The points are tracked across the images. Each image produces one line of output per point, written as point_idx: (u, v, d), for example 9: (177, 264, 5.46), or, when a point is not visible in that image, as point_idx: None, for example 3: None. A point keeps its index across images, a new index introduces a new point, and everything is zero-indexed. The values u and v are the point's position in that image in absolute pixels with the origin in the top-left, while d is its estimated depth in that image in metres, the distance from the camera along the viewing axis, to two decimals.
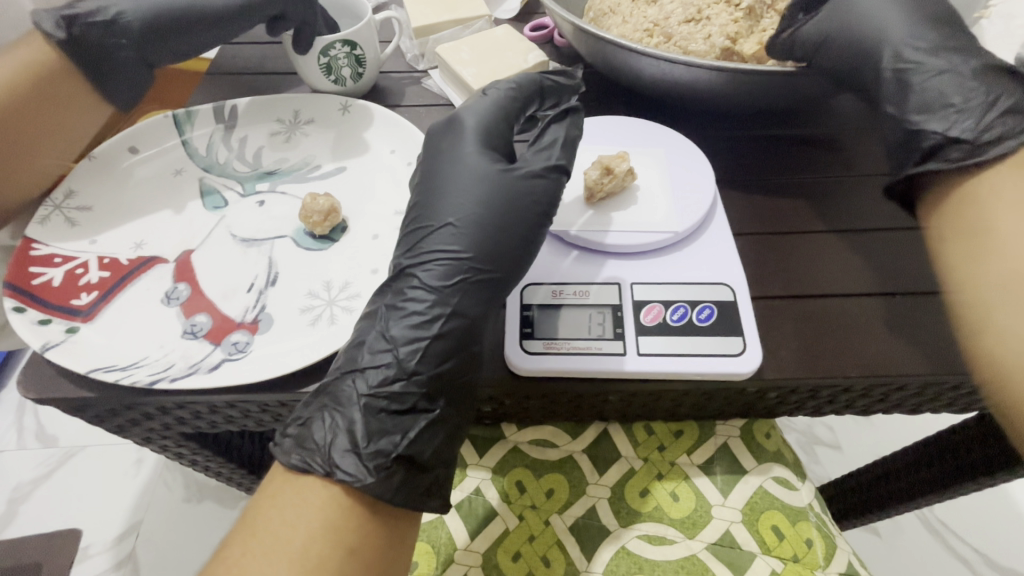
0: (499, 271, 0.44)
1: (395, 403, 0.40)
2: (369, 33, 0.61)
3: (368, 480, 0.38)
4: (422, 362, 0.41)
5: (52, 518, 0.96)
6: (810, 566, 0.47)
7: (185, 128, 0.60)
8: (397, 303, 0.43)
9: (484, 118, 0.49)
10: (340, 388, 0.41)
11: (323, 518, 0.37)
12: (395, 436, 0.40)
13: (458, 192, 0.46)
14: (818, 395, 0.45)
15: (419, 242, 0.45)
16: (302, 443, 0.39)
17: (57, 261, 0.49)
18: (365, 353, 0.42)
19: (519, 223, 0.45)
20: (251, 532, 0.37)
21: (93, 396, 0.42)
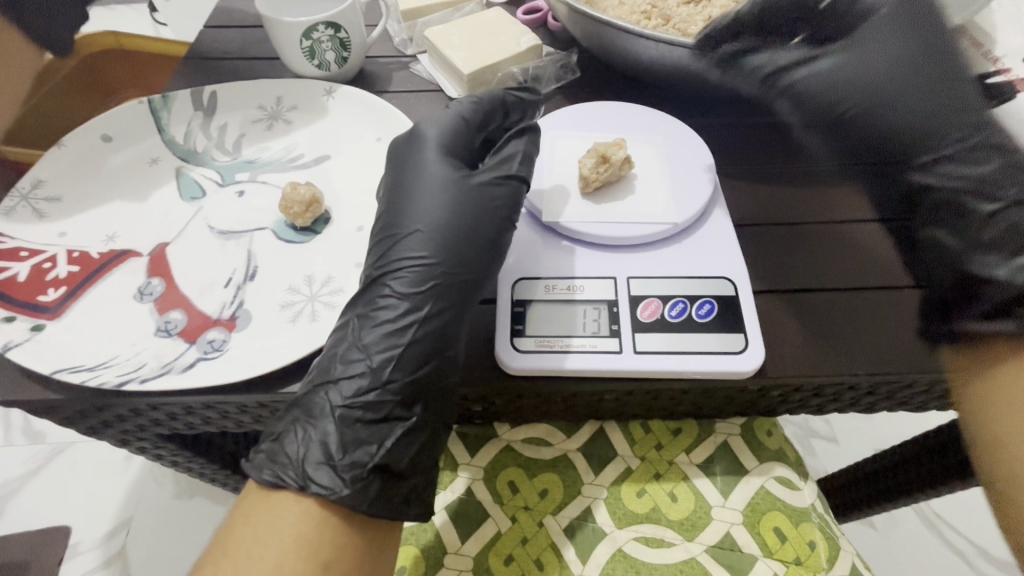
0: (468, 276, 0.42)
1: (371, 413, 0.39)
2: (353, 15, 0.58)
3: (344, 491, 0.36)
4: (396, 371, 0.39)
5: (40, 515, 0.94)
6: (813, 569, 0.45)
7: (161, 114, 0.57)
8: (368, 312, 0.41)
9: (447, 127, 0.47)
10: (312, 400, 0.39)
11: (298, 531, 0.35)
12: (372, 446, 0.38)
13: (428, 197, 0.44)
14: (822, 392, 0.43)
15: (389, 251, 0.43)
16: (275, 458, 0.37)
17: (22, 254, 0.47)
18: (337, 363, 0.39)
19: (492, 221, 0.44)
20: (225, 551, 0.36)
21: (60, 398, 0.40)
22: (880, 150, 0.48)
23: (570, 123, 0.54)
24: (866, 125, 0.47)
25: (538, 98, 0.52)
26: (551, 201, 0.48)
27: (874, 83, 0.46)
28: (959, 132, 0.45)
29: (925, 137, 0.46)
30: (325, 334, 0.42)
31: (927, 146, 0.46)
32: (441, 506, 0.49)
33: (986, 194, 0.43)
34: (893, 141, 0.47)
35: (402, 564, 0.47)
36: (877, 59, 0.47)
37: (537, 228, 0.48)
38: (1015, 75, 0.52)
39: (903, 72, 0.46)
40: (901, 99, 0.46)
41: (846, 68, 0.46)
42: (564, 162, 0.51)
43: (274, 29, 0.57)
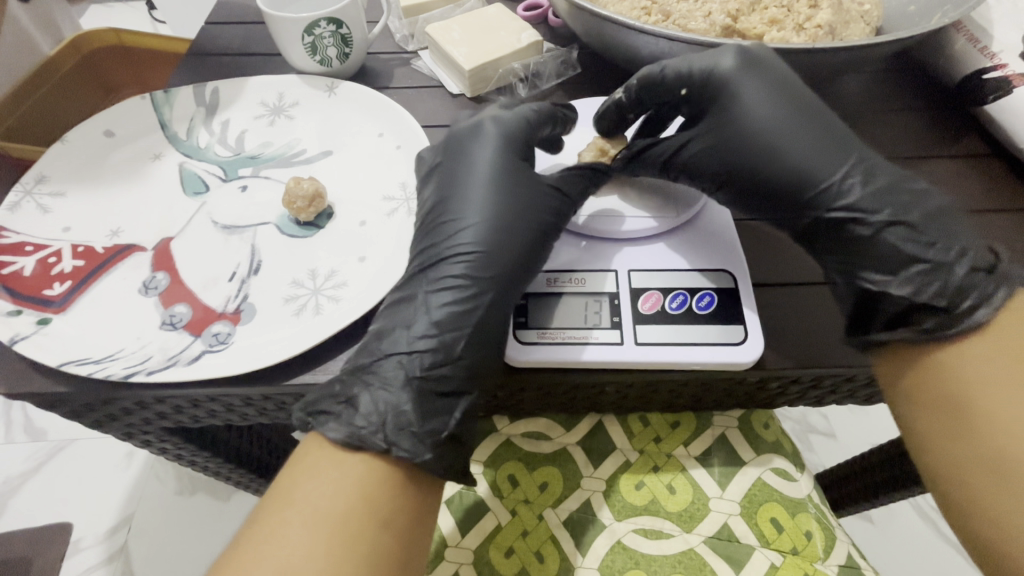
0: (522, 265, 0.43)
1: (442, 386, 0.40)
2: (355, 12, 0.59)
3: (426, 456, 0.38)
4: (466, 348, 0.40)
5: (42, 512, 0.95)
6: (810, 559, 0.46)
7: (164, 111, 0.58)
8: (432, 291, 0.42)
9: (506, 119, 0.47)
10: (384, 367, 0.39)
11: (361, 489, 0.36)
12: (445, 416, 0.39)
13: (487, 184, 0.45)
14: (820, 384, 0.44)
15: (447, 236, 0.44)
16: (350, 422, 0.38)
17: (27, 249, 0.47)
18: (405, 338, 0.40)
19: (546, 211, 0.45)
20: (288, 500, 0.36)
21: (66, 391, 0.40)
22: (783, 198, 0.44)
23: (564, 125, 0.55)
24: (760, 176, 0.45)
25: (578, 116, 0.53)
26: None
27: (745, 138, 0.45)
28: (841, 167, 0.42)
29: (815, 174, 0.43)
30: (329, 326, 0.42)
31: (810, 184, 0.43)
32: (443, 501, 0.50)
33: (866, 220, 0.41)
34: (787, 188, 0.44)
35: None
36: (750, 108, 0.44)
37: None
38: (1011, 70, 0.53)
39: (781, 117, 0.44)
40: (774, 148, 0.44)
41: (722, 133, 0.46)
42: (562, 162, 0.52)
43: (276, 25, 0.58)
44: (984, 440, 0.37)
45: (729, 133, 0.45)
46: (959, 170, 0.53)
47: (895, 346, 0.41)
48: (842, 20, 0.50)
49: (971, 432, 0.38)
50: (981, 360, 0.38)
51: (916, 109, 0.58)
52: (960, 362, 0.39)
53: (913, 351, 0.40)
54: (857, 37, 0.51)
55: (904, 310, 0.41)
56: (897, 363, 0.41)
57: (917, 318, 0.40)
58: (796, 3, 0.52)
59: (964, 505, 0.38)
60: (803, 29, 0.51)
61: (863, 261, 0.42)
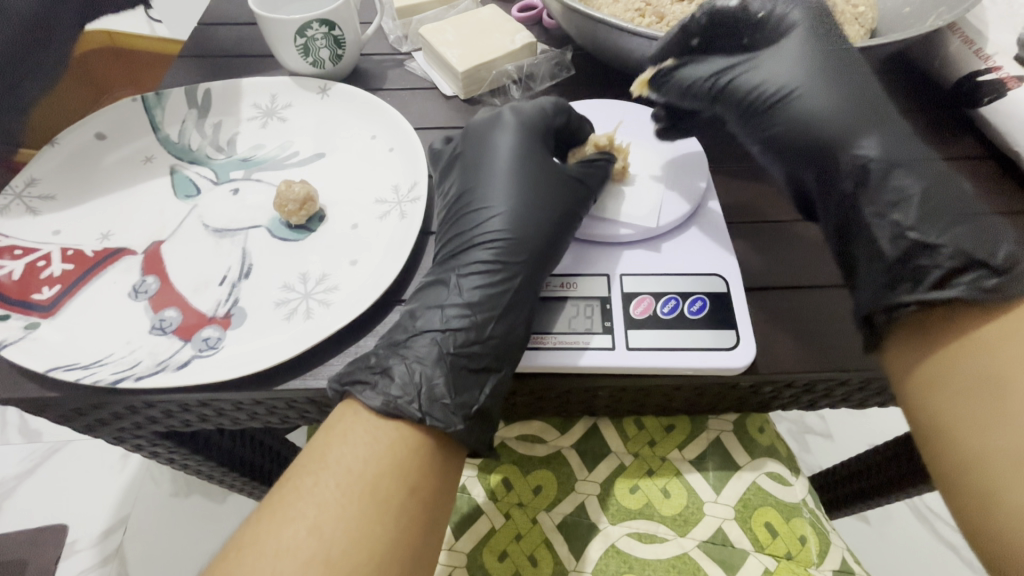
0: (549, 246, 0.44)
1: (475, 362, 0.40)
2: (348, 13, 0.58)
3: (457, 427, 0.38)
4: (497, 327, 0.41)
5: (37, 515, 0.94)
6: (804, 564, 0.45)
7: (156, 113, 0.57)
8: (463, 272, 0.43)
9: (528, 112, 0.49)
10: (417, 344, 0.40)
11: (392, 454, 0.37)
12: (478, 390, 0.40)
13: (512, 173, 0.47)
14: (813, 388, 0.44)
15: (473, 220, 0.45)
16: (385, 391, 0.38)
17: (17, 252, 0.47)
18: (438, 316, 0.41)
19: (569, 200, 0.46)
20: (322, 461, 0.37)
21: (55, 396, 0.40)
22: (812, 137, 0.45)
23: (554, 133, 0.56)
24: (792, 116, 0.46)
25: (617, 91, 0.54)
26: None
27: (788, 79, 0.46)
28: (871, 124, 0.44)
29: (850, 130, 0.44)
30: (318, 330, 0.42)
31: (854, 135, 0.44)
32: None
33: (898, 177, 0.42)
34: (816, 135, 0.45)
35: None
36: (811, 62, 0.46)
37: None
38: (1006, 72, 0.53)
39: (839, 73, 0.46)
40: (830, 95, 0.45)
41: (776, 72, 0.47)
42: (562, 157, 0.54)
43: (267, 27, 0.57)
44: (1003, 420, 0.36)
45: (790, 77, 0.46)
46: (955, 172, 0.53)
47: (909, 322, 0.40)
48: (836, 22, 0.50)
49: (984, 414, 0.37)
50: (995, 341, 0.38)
51: (911, 111, 0.58)
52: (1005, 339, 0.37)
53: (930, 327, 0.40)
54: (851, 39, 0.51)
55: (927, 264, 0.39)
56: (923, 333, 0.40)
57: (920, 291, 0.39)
58: None
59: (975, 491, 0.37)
60: None
61: (893, 207, 0.42)
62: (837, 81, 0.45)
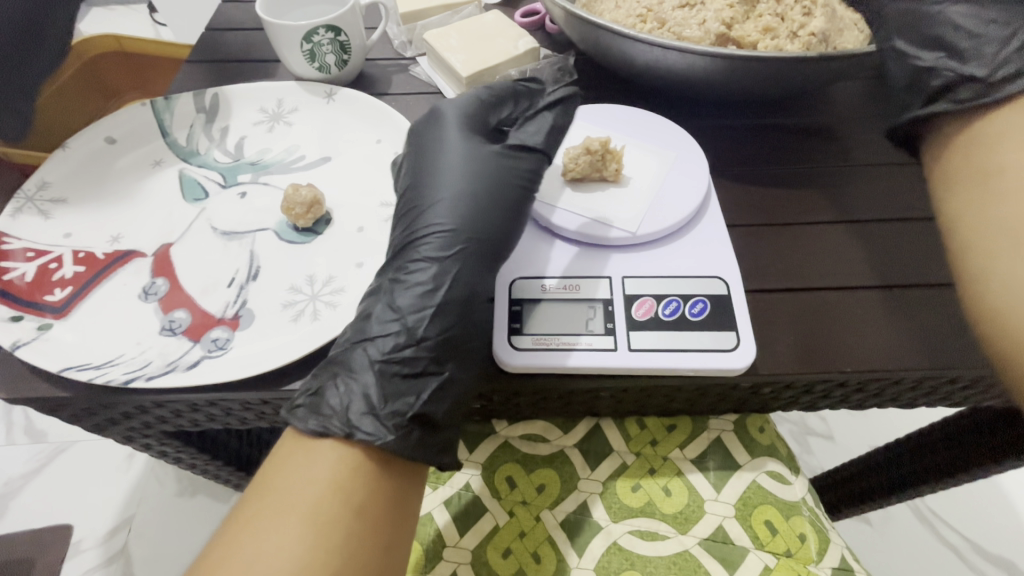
0: (488, 242, 0.45)
1: (408, 367, 0.41)
2: (353, 19, 0.59)
3: (389, 437, 0.38)
4: (431, 327, 0.42)
5: (43, 514, 0.95)
6: (803, 561, 0.46)
7: (165, 118, 0.58)
8: (400, 276, 0.44)
9: (465, 108, 0.50)
10: (350, 356, 0.41)
11: (335, 475, 0.36)
12: (410, 397, 0.40)
13: (451, 171, 0.47)
14: (813, 389, 0.44)
15: (416, 221, 0.46)
16: (317, 410, 0.38)
17: (28, 255, 0.48)
18: (373, 324, 0.42)
19: (509, 195, 0.47)
20: (265, 491, 0.36)
21: (68, 396, 0.41)
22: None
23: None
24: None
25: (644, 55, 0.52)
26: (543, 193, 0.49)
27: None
28: None
29: None
30: (323, 334, 0.43)
31: None
32: (441, 502, 0.50)
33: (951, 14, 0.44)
34: None
35: None
36: None
37: (536, 229, 0.49)
38: None
39: None
40: None
41: None
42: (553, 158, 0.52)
43: (274, 33, 0.58)
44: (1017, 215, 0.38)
45: None
46: None
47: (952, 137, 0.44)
48: (836, 28, 0.51)
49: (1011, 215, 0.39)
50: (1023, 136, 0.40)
51: None
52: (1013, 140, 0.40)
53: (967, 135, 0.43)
54: (851, 45, 0.52)
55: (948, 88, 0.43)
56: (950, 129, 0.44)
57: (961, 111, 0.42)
58: (790, 11, 0.52)
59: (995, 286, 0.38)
60: (797, 37, 0.51)
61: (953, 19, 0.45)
62: None
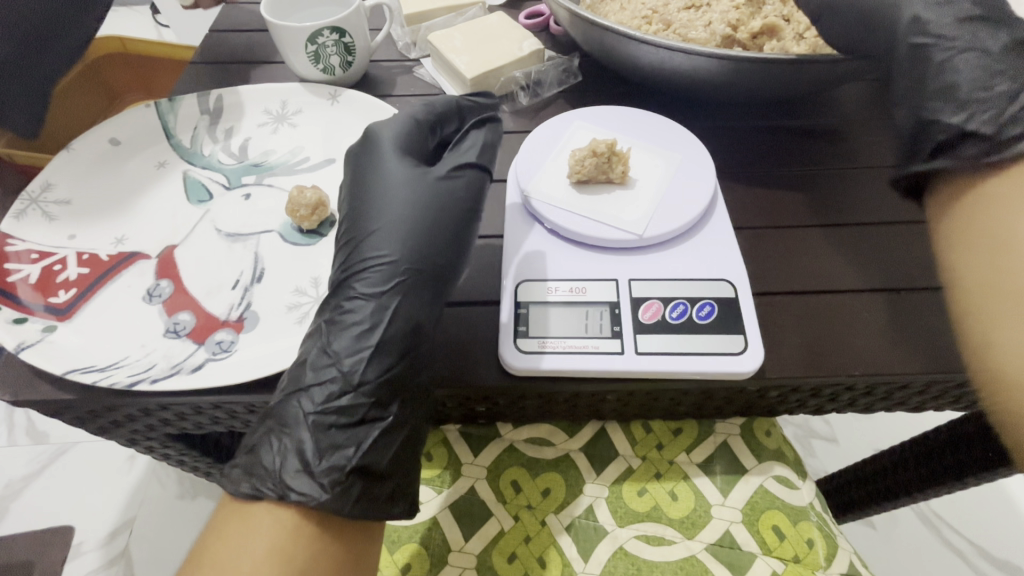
0: (429, 272, 0.42)
1: (345, 417, 0.39)
2: (358, 20, 0.59)
3: (324, 497, 0.37)
4: (367, 371, 0.39)
5: (45, 516, 0.95)
6: (811, 567, 0.46)
7: (169, 119, 0.58)
8: (336, 317, 0.42)
9: (402, 129, 0.47)
10: (285, 409, 0.39)
11: (272, 541, 0.36)
12: (348, 449, 0.38)
13: (388, 197, 0.44)
14: (820, 393, 0.44)
15: (354, 254, 0.43)
16: (251, 471, 0.38)
17: (32, 256, 0.47)
18: (308, 371, 0.40)
19: (451, 223, 0.44)
20: (201, 569, 0.35)
21: (72, 398, 0.41)
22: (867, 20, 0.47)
23: (544, 140, 0.54)
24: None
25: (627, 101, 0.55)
26: (548, 195, 0.49)
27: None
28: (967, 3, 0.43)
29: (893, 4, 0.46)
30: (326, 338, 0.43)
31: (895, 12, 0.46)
32: (445, 506, 0.49)
33: (941, 43, 0.43)
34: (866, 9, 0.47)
35: (406, 565, 0.47)
36: None
37: (541, 232, 0.49)
38: None
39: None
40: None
41: None
42: (558, 159, 0.52)
43: (278, 35, 0.58)
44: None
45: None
46: None
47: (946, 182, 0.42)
48: None
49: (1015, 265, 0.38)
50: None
51: None
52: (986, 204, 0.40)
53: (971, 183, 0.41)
54: None
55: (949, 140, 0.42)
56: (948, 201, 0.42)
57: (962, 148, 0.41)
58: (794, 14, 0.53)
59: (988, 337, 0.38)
60: (803, 38, 0.52)
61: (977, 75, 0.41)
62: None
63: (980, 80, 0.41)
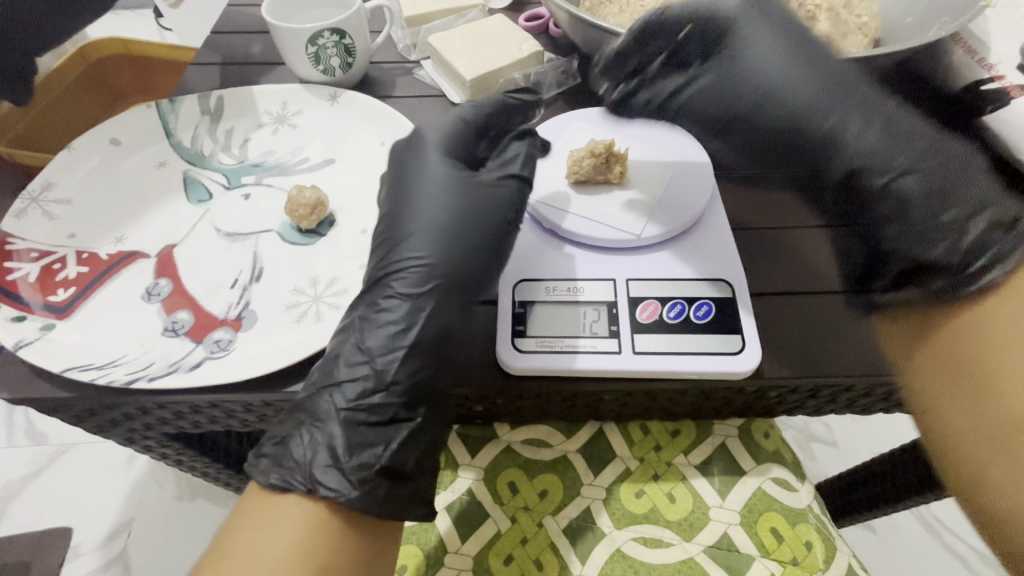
0: (466, 279, 0.43)
1: (375, 415, 0.40)
2: (358, 22, 0.59)
3: (353, 494, 0.37)
4: (401, 370, 0.40)
5: (42, 517, 0.95)
6: (810, 570, 0.45)
7: (169, 119, 0.58)
8: (371, 313, 0.42)
9: (448, 129, 0.47)
10: (316, 403, 0.39)
11: (295, 535, 0.36)
12: (377, 448, 0.39)
13: (427, 197, 0.44)
14: (819, 393, 0.44)
15: (391, 253, 0.43)
16: (280, 462, 0.39)
17: (32, 255, 0.48)
18: (340, 366, 0.40)
19: (490, 229, 0.44)
20: (225, 551, 0.37)
21: (69, 396, 0.41)
22: (792, 145, 0.46)
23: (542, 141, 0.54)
24: (766, 119, 0.46)
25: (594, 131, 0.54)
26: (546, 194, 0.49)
27: (743, 80, 0.46)
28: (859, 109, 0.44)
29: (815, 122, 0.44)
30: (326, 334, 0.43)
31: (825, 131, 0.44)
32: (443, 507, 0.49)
33: (880, 170, 0.43)
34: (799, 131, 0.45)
35: (403, 564, 0.47)
36: (789, 84, 0.45)
37: (539, 232, 0.49)
38: (1009, 81, 0.54)
39: (820, 93, 0.44)
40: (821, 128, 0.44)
41: (721, 79, 0.47)
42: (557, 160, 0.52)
43: (279, 36, 0.58)
44: (1005, 409, 0.39)
45: (775, 106, 0.45)
46: None
47: (900, 312, 0.44)
48: (839, 32, 0.50)
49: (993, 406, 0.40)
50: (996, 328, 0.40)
51: None
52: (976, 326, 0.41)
53: (930, 317, 0.43)
54: (856, 49, 0.51)
55: (914, 270, 0.44)
56: (918, 319, 0.43)
57: (926, 277, 0.43)
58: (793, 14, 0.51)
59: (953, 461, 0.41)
60: None
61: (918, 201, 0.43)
62: (847, 105, 0.44)
63: (935, 205, 0.42)
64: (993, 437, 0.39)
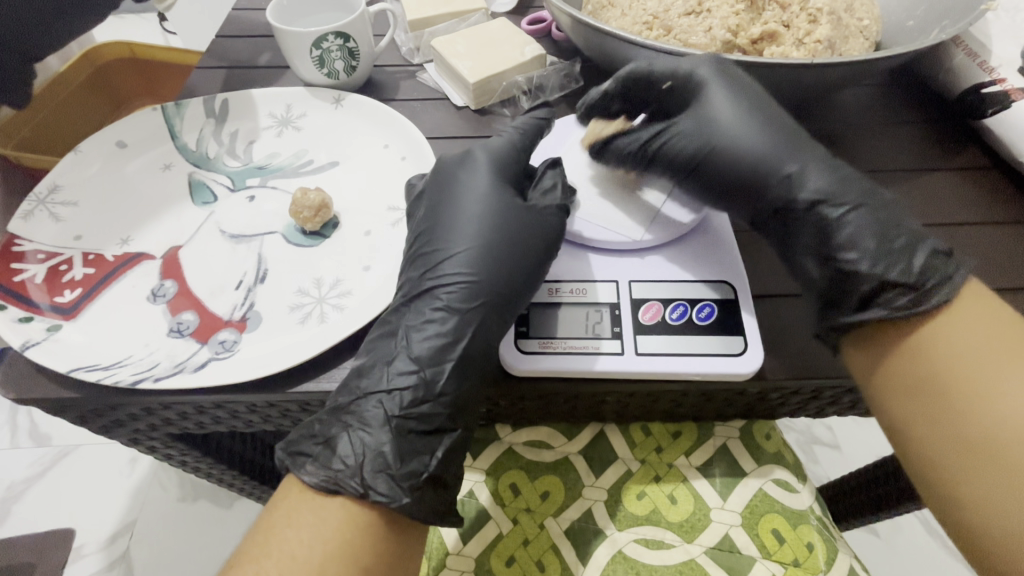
0: (509, 295, 0.42)
1: (423, 424, 0.40)
2: (362, 25, 0.60)
3: (403, 500, 0.38)
4: (449, 383, 0.40)
5: (46, 519, 0.95)
6: (812, 571, 0.45)
7: (175, 121, 0.59)
8: (418, 324, 0.42)
9: (498, 152, 0.49)
10: (363, 408, 0.40)
11: (340, 534, 0.37)
12: (426, 456, 0.39)
13: (470, 216, 0.46)
14: (821, 395, 0.44)
15: (435, 265, 0.44)
16: (325, 463, 0.39)
17: (38, 257, 0.48)
18: (387, 373, 0.40)
19: (535, 245, 0.44)
20: (268, 545, 0.37)
21: (74, 396, 0.41)
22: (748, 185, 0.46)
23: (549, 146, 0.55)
24: (717, 158, 0.46)
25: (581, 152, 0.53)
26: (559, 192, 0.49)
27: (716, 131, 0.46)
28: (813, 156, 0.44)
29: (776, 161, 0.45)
30: (329, 337, 0.42)
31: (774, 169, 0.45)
32: None
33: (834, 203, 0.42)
34: (749, 168, 0.45)
35: None
36: (734, 118, 0.46)
37: None
38: (1010, 84, 0.55)
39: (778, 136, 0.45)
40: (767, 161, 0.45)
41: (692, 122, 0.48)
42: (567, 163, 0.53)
43: (284, 41, 0.59)
44: (973, 428, 0.37)
45: (706, 139, 0.47)
46: (958, 183, 0.55)
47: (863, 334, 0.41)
48: (841, 35, 0.50)
49: (962, 421, 0.37)
50: (968, 339, 0.38)
51: (912, 122, 0.60)
52: (936, 341, 0.39)
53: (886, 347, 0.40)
54: (857, 52, 0.51)
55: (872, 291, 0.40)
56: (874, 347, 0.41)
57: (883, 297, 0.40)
58: (794, 18, 0.51)
59: (936, 482, 0.38)
60: (803, 44, 0.50)
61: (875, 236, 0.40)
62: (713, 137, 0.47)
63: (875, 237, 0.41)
64: (960, 453, 0.37)
